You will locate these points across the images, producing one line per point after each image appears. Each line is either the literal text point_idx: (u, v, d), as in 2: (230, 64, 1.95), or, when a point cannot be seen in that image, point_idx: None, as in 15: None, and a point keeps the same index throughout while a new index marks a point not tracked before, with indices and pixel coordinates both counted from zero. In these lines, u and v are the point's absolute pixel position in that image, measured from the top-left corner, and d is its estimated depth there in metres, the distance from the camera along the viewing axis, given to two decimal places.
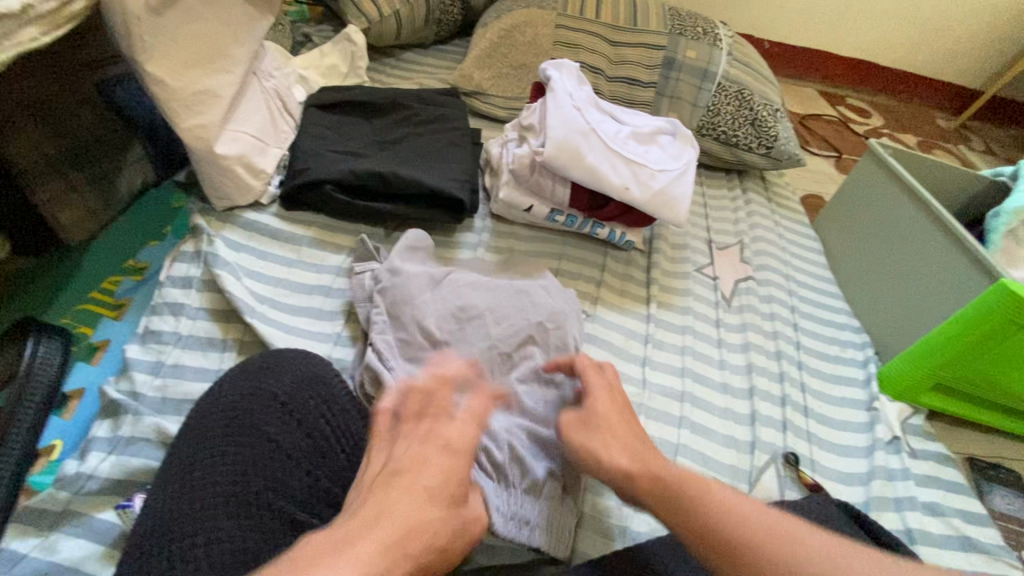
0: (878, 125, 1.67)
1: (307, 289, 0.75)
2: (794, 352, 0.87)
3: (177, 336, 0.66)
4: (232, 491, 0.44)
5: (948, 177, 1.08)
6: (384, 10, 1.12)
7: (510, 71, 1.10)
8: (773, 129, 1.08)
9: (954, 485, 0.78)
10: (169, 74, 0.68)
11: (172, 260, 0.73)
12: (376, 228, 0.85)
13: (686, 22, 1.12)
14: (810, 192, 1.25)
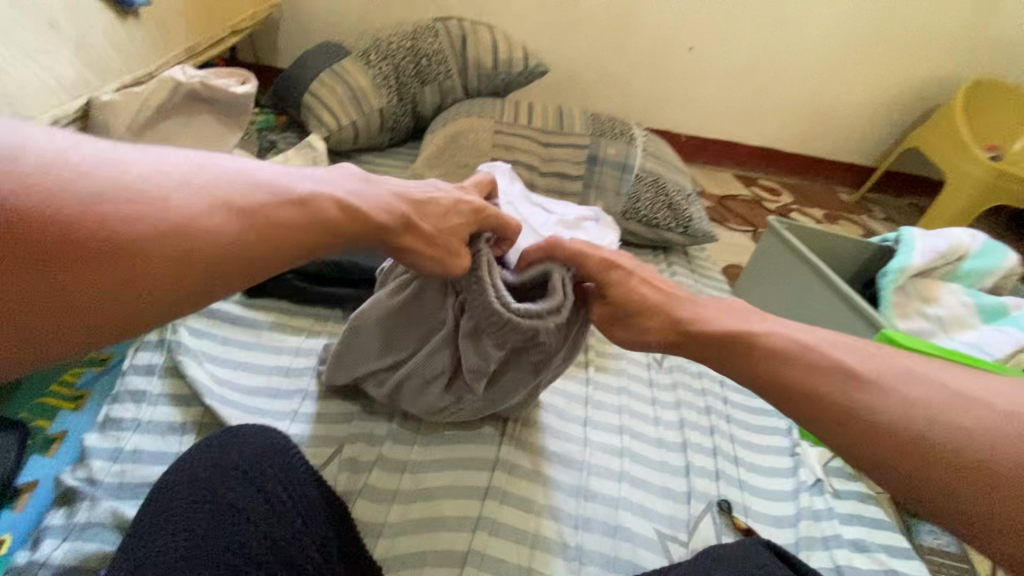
0: (788, 203, 1.90)
1: (266, 371, 0.80)
2: (723, 406, 0.95)
3: (137, 422, 0.70)
4: (190, 557, 0.48)
5: (841, 244, 1.24)
6: (342, 121, 1.27)
7: (456, 170, 1.24)
8: (688, 211, 1.24)
9: (879, 521, 0.83)
10: None
11: (135, 349, 0.77)
12: (333, 311, 0.92)
13: (606, 125, 1.31)
14: (731, 263, 1.41)
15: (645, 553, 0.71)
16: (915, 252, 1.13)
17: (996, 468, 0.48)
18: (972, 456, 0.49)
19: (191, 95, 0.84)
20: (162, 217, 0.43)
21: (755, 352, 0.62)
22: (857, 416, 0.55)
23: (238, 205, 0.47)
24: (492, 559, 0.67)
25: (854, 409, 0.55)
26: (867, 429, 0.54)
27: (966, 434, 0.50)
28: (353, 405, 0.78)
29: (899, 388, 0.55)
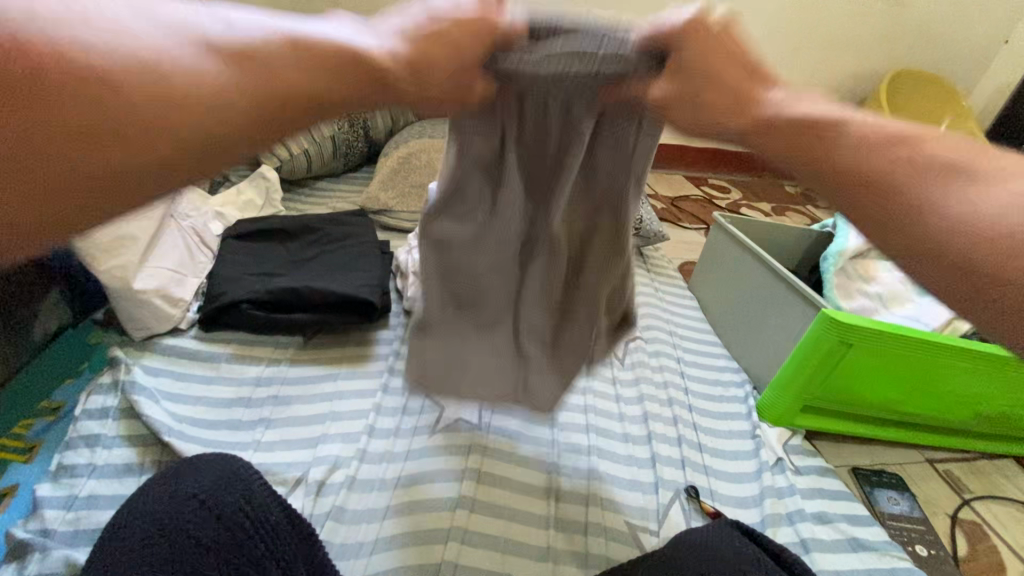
0: (738, 198, 1.99)
1: (226, 403, 0.79)
2: (684, 397, 0.99)
3: (92, 468, 0.68)
4: None
5: (785, 234, 1.31)
6: (294, 150, 1.28)
7: (411, 190, 1.26)
8: (638, 213, 1.30)
9: (838, 493, 0.87)
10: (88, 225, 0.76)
11: (87, 394, 0.76)
12: (294, 337, 0.93)
13: None
14: (686, 260, 1.46)
15: (616, 545, 0.73)
16: (851, 235, 1.20)
17: (1015, 251, 0.35)
18: (990, 235, 0.35)
19: None
20: (162, 57, 0.30)
21: (816, 125, 0.40)
22: (917, 216, 0.37)
23: (223, 44, 0.33)
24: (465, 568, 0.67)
25: (903, 197, 0.37)
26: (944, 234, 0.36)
27: (985, 222, 0.36)
28: (317, 429, 0.78)
29: (968, 203, 0.36)
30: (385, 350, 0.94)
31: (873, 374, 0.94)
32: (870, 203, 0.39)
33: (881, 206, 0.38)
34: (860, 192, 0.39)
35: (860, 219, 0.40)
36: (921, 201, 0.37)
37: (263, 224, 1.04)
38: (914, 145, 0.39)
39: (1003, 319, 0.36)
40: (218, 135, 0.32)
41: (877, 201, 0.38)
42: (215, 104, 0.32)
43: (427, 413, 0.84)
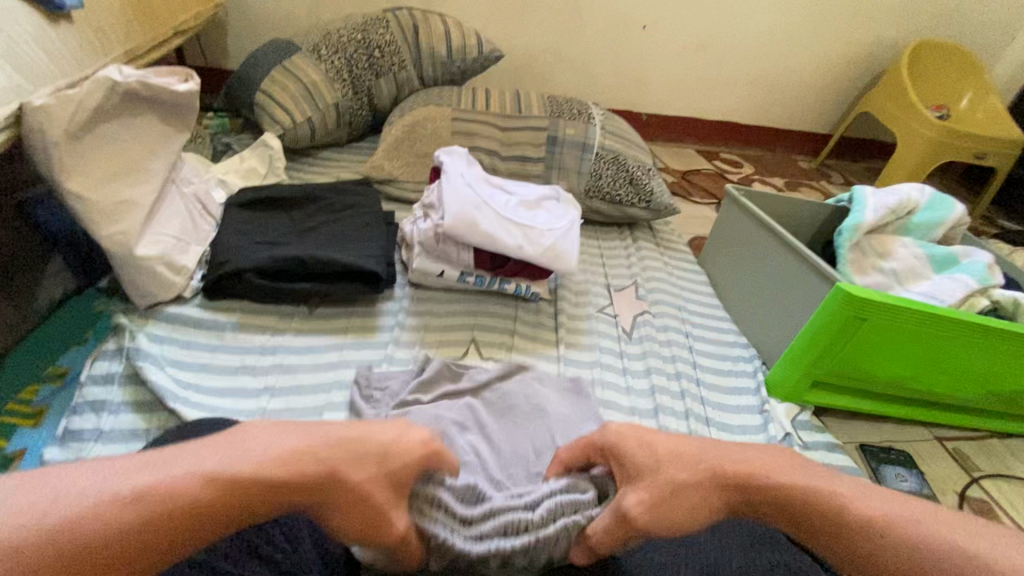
0: (749, 173, 1.94)
1: (231, 371, 0.79)
2: (692, 371, 0.98)
3: (98, 433, 0.68)
4: None
5: (798, 209, 1.28)
6: (298, 118, 1.25)
7: (416, 159, 1.24)
8: (649, 186, 1.27)
9: (846, 469, 0.87)
10: (88, 189, 0.74)
11: (92, 360, 0.75)
12: (299, 307, 0.92)
13: (563, 106, 1.32)
14: (696, 234, 1.44)
15: None
16: (868, 209, 1.16)
17: (930, 575, 0.45)
18: (876, 530, 0.48)
19: (132, 96, 0.82)
20: (103, 529, 0.38)
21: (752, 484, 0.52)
22: (797, 500, 0.51)
23: (215, 476, 0.43)
24: None
25: (864, 541, 0.48)
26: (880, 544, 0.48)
27: (906, 554, 0.46)
28: (323, 398, 0.78)
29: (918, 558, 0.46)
30: (391, 321, 0.94)
31: (887, 349, 0.92)
32: (805, 526, 0.50)
33: (816, 531, 0.50)
34: (799, 528, 0.51)
35: (814, 540, 0.50)
36: (895, 554, 0.47)
37: (267, 193, 1.02)
38: (858, 500, 0.51)
39: (876, 557, 0.47)
40: (184, 543, 0.41)
41: (808, 526, 0.50)
42: (208, 486, 0.42)
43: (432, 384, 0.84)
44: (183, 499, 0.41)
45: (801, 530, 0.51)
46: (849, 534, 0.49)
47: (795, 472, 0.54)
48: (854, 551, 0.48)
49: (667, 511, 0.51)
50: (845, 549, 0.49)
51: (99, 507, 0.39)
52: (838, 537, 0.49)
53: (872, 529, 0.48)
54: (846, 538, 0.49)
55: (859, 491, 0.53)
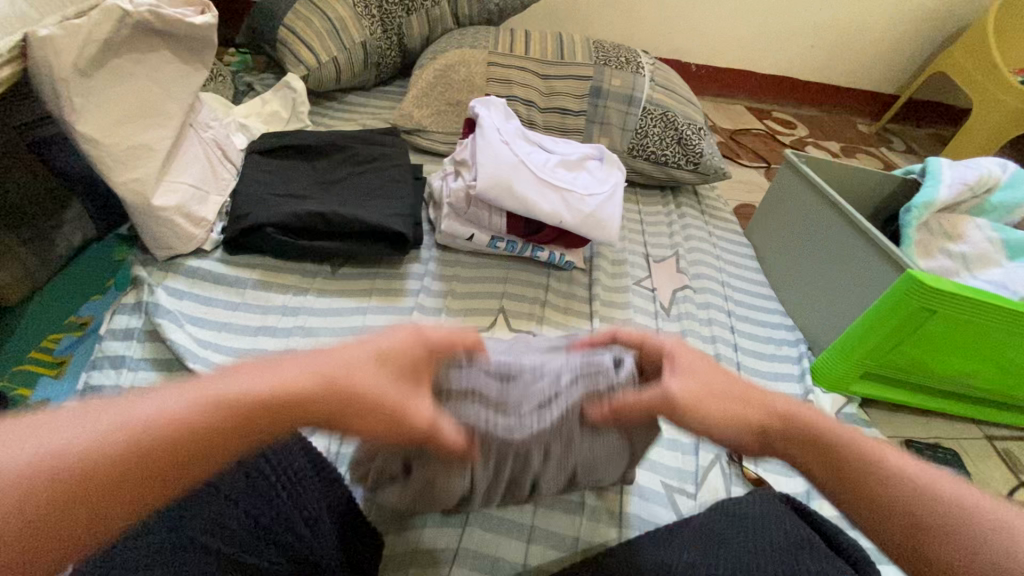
0: (803, 135, 1.80)
1: (252, 331, 0.76)
2: (733, 353, 0.92)
3: (118, 390, 0.66)
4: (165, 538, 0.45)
5: (861, 181, 1.17)
6: (323, 58, 1.17)
7: (448, 108, 1.15)
8: (698, 146, 1.17)
9: None
10: (101, 132, 0.69)
11: (112, 313, 0.73)
12: (322, 266, 0.88)
13: (610, 53, 1.21)
14: (742, 202, 1.34)
15: (651, 507, 0.69)
16: (942, 185, 1.05)
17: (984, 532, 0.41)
18: (952, 520, 0.42)
19: (145, 29, 0.75)
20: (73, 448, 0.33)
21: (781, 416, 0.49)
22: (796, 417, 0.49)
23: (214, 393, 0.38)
24: (492, 519, 0.65)
25: (882, 492, 0.44)
26: (901, 511, 0.43)
27: (975, 520, 0.42)
28: None
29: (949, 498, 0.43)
30: (417, 285, 0.90)
31: (951, 344, 0.84)
32: (817, 445, 0.47)
33: (831, 463, 0.46)
34: (806, 441, 0.48)
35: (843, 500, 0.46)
36: (905, 507, 0.43)
37: (292, 140, 0.96)
38: (885, 454, 0.47)
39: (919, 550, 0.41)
40: (121, 478, 0.34)
41: (828, 462, 0.47)
42: (216, 408, 0.37)
43: None
44: (170, 415, 0.36)
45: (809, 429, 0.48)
46: (873, 495, 0.44)
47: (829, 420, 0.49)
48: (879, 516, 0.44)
49: (707, 404, 0.48)
50: (869, 504, 0.44)
51: (46, 496, 0.32)
52: (839, 479, 0.46)
53: (896, 493, 0.44)
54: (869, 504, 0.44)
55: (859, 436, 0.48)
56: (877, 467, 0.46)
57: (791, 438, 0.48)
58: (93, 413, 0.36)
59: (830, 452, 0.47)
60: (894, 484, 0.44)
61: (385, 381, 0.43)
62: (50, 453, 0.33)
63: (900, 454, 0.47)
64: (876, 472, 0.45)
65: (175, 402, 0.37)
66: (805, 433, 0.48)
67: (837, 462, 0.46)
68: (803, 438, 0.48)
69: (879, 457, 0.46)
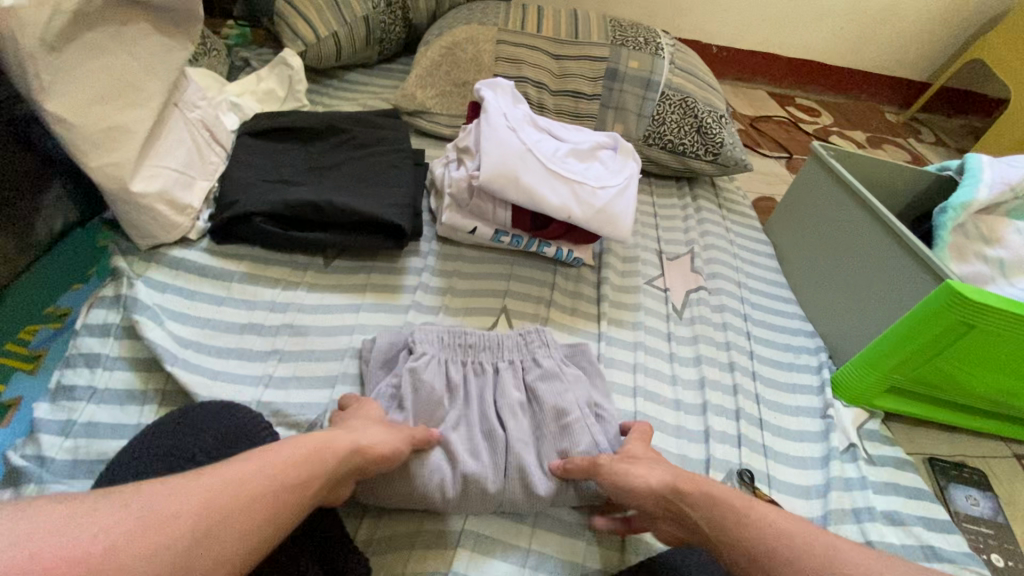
0: (828, 124, 1.70)
1: (237, 330, 0.71)
2: (748, 362, 0.86)
3: (92, 391, 0.62)
4: None
5: (892, 177, 1.09)
6: (321, 32, 1.10)
7: (453, 88, 1.08)
8: (719, 136, 1.10)
9: (914, 489, 0.76)
10: (73, 113, 0.64)
11: (88, 306, 0.69)
12: (314, 259, 0.83)
13: (627, 33, 1.13)
14: (762, 195, 1.27)
15: (657, 530, 0.65)
16: (983, 184, 0.97)
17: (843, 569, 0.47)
18: (820, 561, 0.48)
19: None
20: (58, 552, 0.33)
21: (685, 489, 0.56)
22: (698, 497, 0.55)
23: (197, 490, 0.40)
24: (486, 539, 0.61)
25: (759, 539, 0.51)
26: (765, 549, 0.50)
27: (838, 564, 0.48)
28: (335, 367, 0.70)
29: (805, 535, 0.50)
30: (415, 281, 0.85)
31: (987, 360, 0.78)
32: (721, 538, 0.53)
33: (726, 540, 0.52)
34: (720, 536, 0.53)
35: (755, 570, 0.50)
36: (803, 551, 0.49)
37: (285, 121, 0.90)
38: (765, 507, 0.53)
39: None
40: None
41: (722, 540, 0.53)
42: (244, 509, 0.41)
43: None
44: (248, 485, 0.42)
45: (711, 528, 0.54)
46: (772, 556, 0.49)
47: (731, 488, 0.56)
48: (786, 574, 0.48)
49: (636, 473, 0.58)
50: (774, 566, 0.49)
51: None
52: (753, 559, 0.50)
53: (780, 530, 0.51)
54: (762, 564, 0.49)
55: (760, 500, 0.55)
56: (743, 528, 0.52)
57: (701, 524, 0.54)
58: (152, 493, 0.39)
59: (715, 524, 0.53)
60: (774, 523, 0.52)
61: (341, 459, 0.50)
62: (55, 555, 0.33)
63: (785, 511, 0.53)
64: (746, 519, 0.52)
65: (227, 475, 0.42)
66: (695, 507, 0.55)
67: (734, 528, 0.52)
68: (703, 521, 0.54)
69: (759, 505, 0.54)
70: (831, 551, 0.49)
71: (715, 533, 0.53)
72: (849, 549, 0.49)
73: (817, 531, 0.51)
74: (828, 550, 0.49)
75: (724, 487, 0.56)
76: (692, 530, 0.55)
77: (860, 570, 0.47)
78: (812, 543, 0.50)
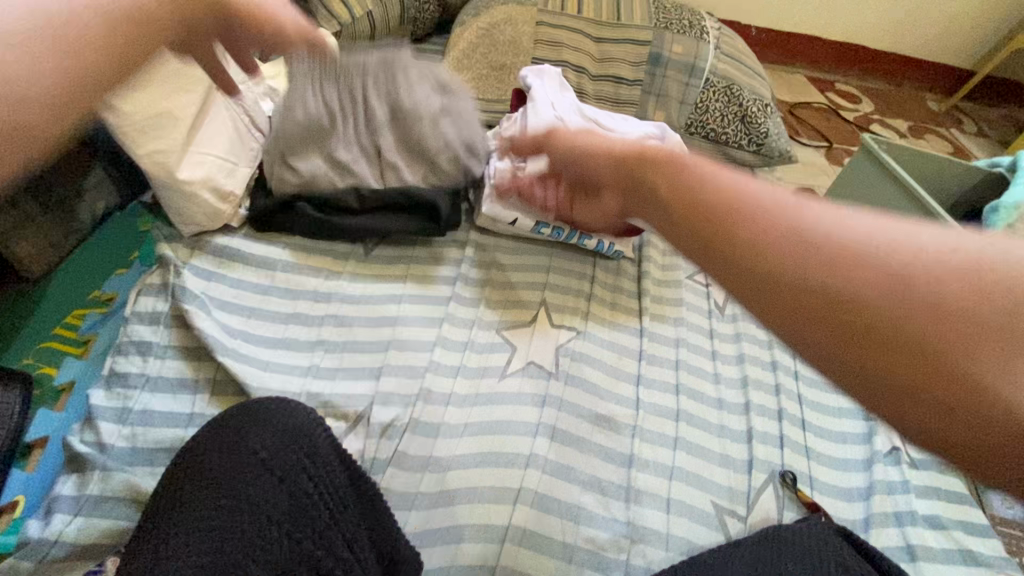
0: (869, 111, 1.65)
1: (282, 320, 0.71)
2: (791, 361, 0.84)
3: (146, 379, 0.63)
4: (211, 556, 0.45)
5: (943, 171, 1.05)
6: (357, 12, 1.07)
7: (490, 72, 1.06)
8: (763, 125, 1.07)
9: (956, 495, 0.75)
10: (123, 99, 0.63)
11: (137, 294, 0.69)
12: (355, 247, 0.83)
13: (672, 15, 1.09)
14: (802, 186, 1.24)
15: (699, 529, 0.65)
16: None
17: (995, 326, 0.26)
18: (937, 317, 0.27)
19: None
20: None
21: (647, 160, 0.40)
22: (697, 226, 0.36)
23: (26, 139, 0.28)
24: (533, 534, 0.61)
25: (858, 272, 0.29)
26: (880, 325, 0.28)
27: (925, 263, 0.28)
28: (379, 358, 0.70)
29: (899, 252, 0.29)
30: (455, 271, 0.84)
31: None
32: (760, 288, 0.32)
33: (774, 294, 0.31)
34: (754, 292, 0.32)
35: (858, 375, 0.29)
36: (927, 303, 0.27)
37: None
38: (819, 219, 0.32)
39: (976, 400, 0.26)
40: None
41: (770, 295, 0.31)
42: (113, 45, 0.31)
43: (500, 353, 0.76)
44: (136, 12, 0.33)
45: (761, 271, 0.32)
46: (865, 329, 0.28)
47: (783, 196, 0.34)
48: (856, 363, 0.29)
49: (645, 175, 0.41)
50: (870, 325, 0.28)
51: None
52: (824, 307, 0.29)
53: (843, 243, 0.30)
54: (855, 348, 0.28)
55: (806, 203, 0.33)
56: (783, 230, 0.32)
57: (748, 292, 0.32)
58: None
59: (651, 191, 0.40)
60: (840, 238, 0.30)
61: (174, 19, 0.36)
62: None
63: (816, 205, 0.33)
64: (778, 264, 0.31)
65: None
66: (737, 280, 0.33)
67: (773, 276, 0.31)
68: (726, 276, 0.34)
69: (846, 244, 0.30)
70: (933, 263, 0.28)
71: (742, 292, 0.33)
72: (948, 268, 0.28)
73: (875, 227, 0.31)
74: (983, 286, 0.27)
75: (746, 187, 0.35)
76: (723, 268, 0.34)
77: (909, 278, 0.28)
78: (763, 207, 0.34)
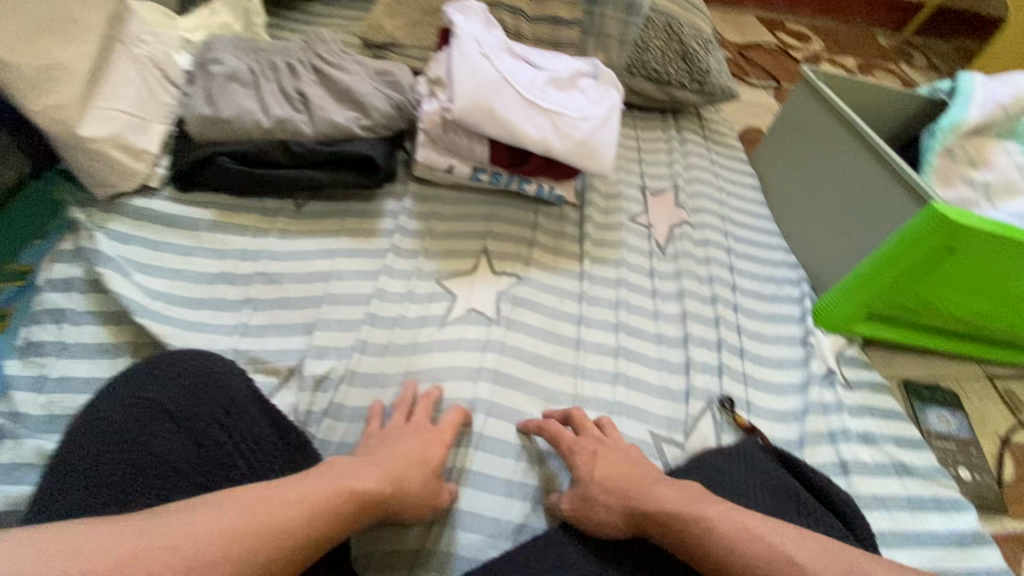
0: (819, 50, 1.64)
1: (208, 280, 0.69)
2: (731, 295, 0.86)
3: (61, 346, 0.60)
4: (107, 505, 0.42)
5: (882, 101, 1.06)
6: None
7: (422, 17, 1.01)
8: (705, 64, 1.08)
9: (889, 411, 0.78)
10: (4, 48, 0.59)
11: (49, 261, 0.66)
12: (285, 203, 0.80)
13: None
14: (749, 126, 1.24)
15: None
16: (973, 105, 0.95)
17: None
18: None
19: None
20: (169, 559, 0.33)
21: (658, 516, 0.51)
22: (644, 512, 0.52)
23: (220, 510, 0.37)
24: (476, 475, 0.61)
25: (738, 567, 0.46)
26: (711, 558, 0.47)
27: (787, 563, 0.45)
28: (312, 313, 0.69)
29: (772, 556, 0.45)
30: (392, 224, 0.82)
31: (965, 283, 0.79)
32: (660, 526, 0.50)
33: (669, 529, 0.50)
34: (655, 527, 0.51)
35: (697, 564, 0.48)
36: (778, 557, 0.45)
37: (243, 58, 0.83)
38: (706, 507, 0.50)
39: None
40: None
41: (667, 530, 0.50)
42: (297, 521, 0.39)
43: (439, 302, 0.74)
44: (282, 513, 0.39)
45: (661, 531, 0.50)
46: (730, 565, 0.46)
47: (689, 499, 0.51)
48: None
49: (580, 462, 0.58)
50: (734, 571, 0.46)
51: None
52: (672, 532, 0.50)
53: (752, 543, 0.47)
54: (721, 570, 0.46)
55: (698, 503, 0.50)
56: (699, 555, 0.48)
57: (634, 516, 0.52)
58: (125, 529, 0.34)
59: (613, 492, 0.54)
60: (750, 542, 0.47)
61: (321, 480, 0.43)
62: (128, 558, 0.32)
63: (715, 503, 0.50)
64: (689, 533, 0.48)
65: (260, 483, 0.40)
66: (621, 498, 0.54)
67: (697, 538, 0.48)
68: (640, 518, 0.52)
69: (689, 508, 0.50)
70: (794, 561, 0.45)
71: (652, 528, 0.51)
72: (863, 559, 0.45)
73: (771, 533, 0.47)
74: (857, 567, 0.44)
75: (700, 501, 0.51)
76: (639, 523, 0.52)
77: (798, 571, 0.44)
78: (694, 520, 0.49)
